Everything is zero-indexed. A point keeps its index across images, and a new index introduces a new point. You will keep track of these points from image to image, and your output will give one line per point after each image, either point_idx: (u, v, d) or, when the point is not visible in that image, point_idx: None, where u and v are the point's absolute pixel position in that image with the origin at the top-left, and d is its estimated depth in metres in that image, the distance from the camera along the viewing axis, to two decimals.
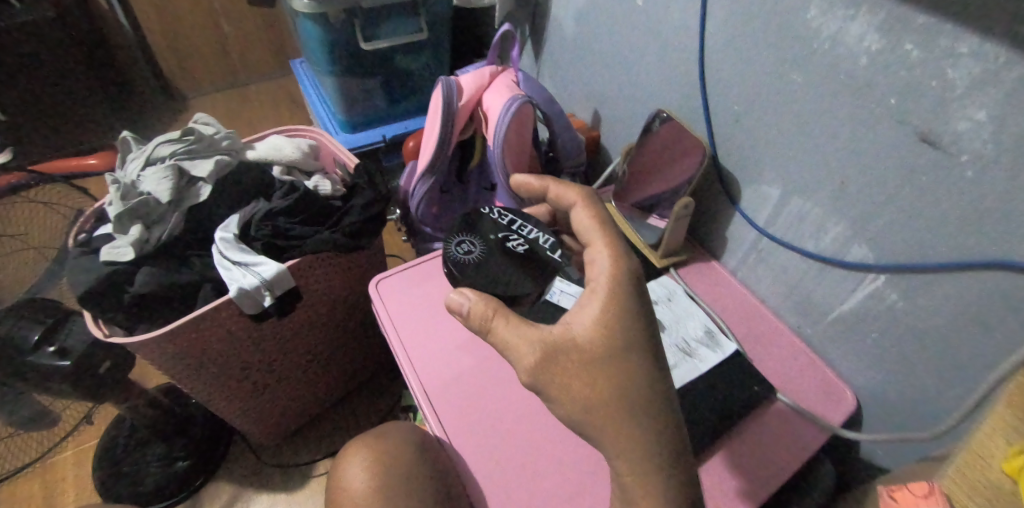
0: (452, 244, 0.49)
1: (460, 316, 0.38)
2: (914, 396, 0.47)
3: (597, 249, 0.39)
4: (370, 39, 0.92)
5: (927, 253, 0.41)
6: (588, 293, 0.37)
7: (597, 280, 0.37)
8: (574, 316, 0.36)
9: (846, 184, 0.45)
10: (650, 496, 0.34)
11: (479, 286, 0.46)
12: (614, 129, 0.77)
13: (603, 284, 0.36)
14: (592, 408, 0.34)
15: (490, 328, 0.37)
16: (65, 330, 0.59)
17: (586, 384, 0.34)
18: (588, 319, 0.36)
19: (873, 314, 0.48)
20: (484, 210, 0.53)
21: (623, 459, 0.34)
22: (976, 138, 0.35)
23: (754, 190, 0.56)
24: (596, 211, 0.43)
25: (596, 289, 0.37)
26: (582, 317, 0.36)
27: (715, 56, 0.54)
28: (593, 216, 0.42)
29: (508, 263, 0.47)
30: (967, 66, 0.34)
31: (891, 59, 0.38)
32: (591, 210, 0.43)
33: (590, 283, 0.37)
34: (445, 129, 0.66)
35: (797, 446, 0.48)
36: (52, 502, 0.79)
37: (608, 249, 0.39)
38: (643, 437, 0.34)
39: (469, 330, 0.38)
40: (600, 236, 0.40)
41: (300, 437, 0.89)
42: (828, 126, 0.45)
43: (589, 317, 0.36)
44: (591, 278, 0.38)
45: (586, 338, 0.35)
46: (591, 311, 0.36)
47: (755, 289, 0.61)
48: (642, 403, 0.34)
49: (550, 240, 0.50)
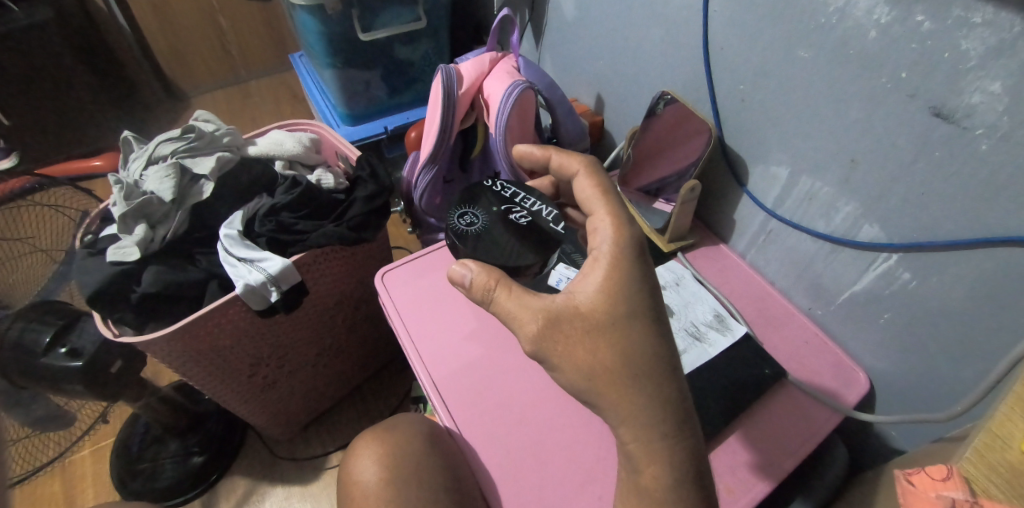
0: (454, 217, 0.50)
1: (462, 288, 0.39)
2: (928, 376, 0.46)
3: (598, 218, 0.38)
4: (368, 29, 0.91)
5: (942, 228, 0.40)
6: (591, 261, 0.36)
7: (599, 249, 0.36)
8: (577, 285, 0.36)
9: (857, 161, 0.44)
10: (655, 462, 0.33)
11: (482, 257, 0.46)
12: (617, 111, 0.76)
13: (606, 253, 0.36)
14: (597, 375, 0.34)
15: (492, 299, 0.38)
16: (77, 330, 0.60)
17: (593, 350, 0.34)
18: (592, 287, 0.35)
19: (885, 292, 0.47)
20: (487, 184, 0.53)
21: (627, 426, 0.34)
22: (990, 111, 0.34)
23: (763, 171, 0.54)
24: (599, 180, 0.41)
25: (599, 257, 0.36)
26: (585, 286, 0.35)
27: (721, 34, 0.52)
28: (596, 186, 0.41)
29: (511, 236, 0.48)
30: (981, 36, 0.33)
31: (902, 32, 0.37)
32: (594, 179, 0.41)
33: (593, 251, 0.37)
34: (447, 117, 0.65)
35: (808, 428, 0.48)
36: (72, 501, 0.81)
37: (611, 217, 0.38)
38: (647, 404, 0.33)
39: (471, 301, 0.39)
40: (603, 205, 0.39)
41: (312, 431, 0.90)
42: (837, 103, 0.44)
43: (592, 285, 0.35)
44: (593, 246, 0.37)
45: (590, 306, 0.35)
46: (593, 279, 0.35)
47: (765, 271, 0.61)
48: (647, 370, 0.34)
49: (552, 212, 0.50)
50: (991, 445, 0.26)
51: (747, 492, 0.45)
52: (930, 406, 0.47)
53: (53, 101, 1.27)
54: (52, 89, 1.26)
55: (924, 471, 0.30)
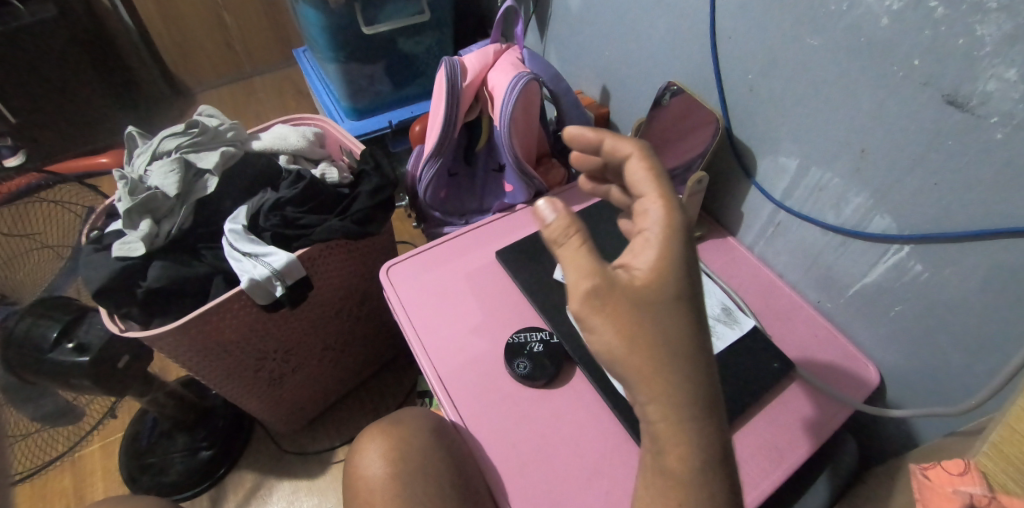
0: None
1: (539, 222, 0.32)
2: (941, 369, 0.46)
3: (649, 199, 0.33)
4: (371, 23, 0.90)
5: (955, 218, 0.39)
6: (641, 243, 0.31)
7: (649, 231, 0.31)
8: (631, 262, 0.31)
9: (867, 151, 0.43)
10: (682, 444, 0.29)
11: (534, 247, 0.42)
12: (624, 103, 0.75)
13: (657, 234, 0.31)
14: None
15: (561, 244, 0.32)
16: (85, 325, 0.60)
17: None
18: (646, 265, 0.30)
19: (897, 285, 0.46)
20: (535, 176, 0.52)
21: (657, 404, 0.29)
22: (1006, 98, 0.33)
23: (771, 162, 0.54)
24: (653, 162, 0.35)
25: (649, 238, 0.31)
26: (640, 262, 0.30)
27: (729, 23, 0.51)
28: (649, 169, 0.34)
29: None
30: (997, 22, 0.32)
31: (915, 18, 0.36)
32: (648, 160, 0.35)
33: (641, 233, 0.31)
34: (451, 108, 0.64)
35: (820, 423, 0.48)
36: (83, 494, 0.82)
37: (663, 200, 0.32)
38: (683, 384, 0.29)
39: (540, 238, 0.32)
40: (655, 187, 0.33)
41: (318, 426, 0.91)
42: (849, 92, 0.43)
43: (647, 263, 0.30)
44: (643, 227, 0.32)
45: (644, 284, 0.29)
46: (648, 258, 0.30)
47: (773, 263, 0.60)
48: None
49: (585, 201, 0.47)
50: (1012, 440, 0.25)
51: (758, 486, 0.44)
52: (943, 400, 0.47)
53: (59, 99, 1.28)
54: (57, 87, 1.26)
55: (941, 465, 0.29)
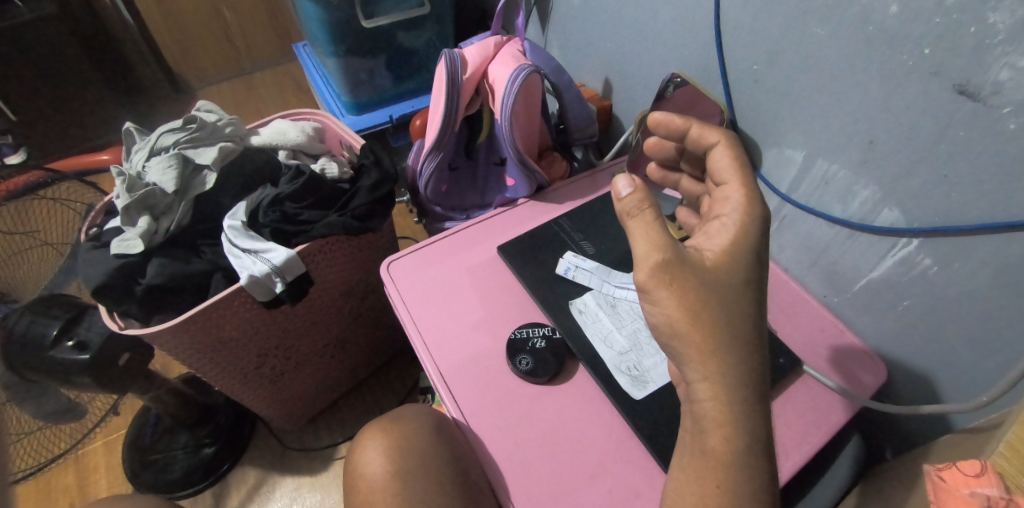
0: None
1: (615, 196, 0.36)
2: (951, 365, 0.45)
3: (729, 187, 0.36)
4: (371, 16, 0.89)
5: (964, 212, 0.38)
6: (717, 226, 0.35)
7: (726, 216, 0.34)
8: (703, 243, 0.34)
9: (875, 143, 0.42)
10: (727, 424, 0.31)
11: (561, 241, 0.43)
12: (626, 95, 0.74)
13: (733, 219, 0.34)
14: None
15: (641, 217, 0.34)
16: (86, 322, 0.60)
17: None
18: (719, 247, 0.33)
19: (905, 279, 0.45)
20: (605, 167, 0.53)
21: (709, 381, 0.31)
22: (1019, 87, 0.32)
23: (776, 154, 0.53)
24: (739, 154, 0.38)
25: (726, 223, 0.34)
26: (712, 244, 0.34)
27: (734, 12, 0.50)
28: (734, 158, 0.37)
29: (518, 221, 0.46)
30: (1010, 9, 0.31)
31: (926, 5, 0.35)
32: (734, 151, 0.38)
33: (717, 218, 0.35)
34: (451, 101, 0.63)
35: (827, 421, 0.47)
36: (86, 490, 0.82)
37: (743, 189, 0.35)
38: None
39: (617, 211, 0.36)
40: (736, 176, 0.36)
41: (320, 422, 0.90)
42: (857, 82, 0.42)
43: (719, 245, 0.34)
44: (720, 214, 0.35)
45: (714, 263, 0.33)
46: (721, 240, 0.34)
47: (778, 258, 0.59)
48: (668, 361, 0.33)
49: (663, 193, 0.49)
50: None
51: None
52: (953, 396, 0.46)
53: (58, 96, 1.27)
54: (56, 84, 1.26)
55: (955, 466, 0.28)
